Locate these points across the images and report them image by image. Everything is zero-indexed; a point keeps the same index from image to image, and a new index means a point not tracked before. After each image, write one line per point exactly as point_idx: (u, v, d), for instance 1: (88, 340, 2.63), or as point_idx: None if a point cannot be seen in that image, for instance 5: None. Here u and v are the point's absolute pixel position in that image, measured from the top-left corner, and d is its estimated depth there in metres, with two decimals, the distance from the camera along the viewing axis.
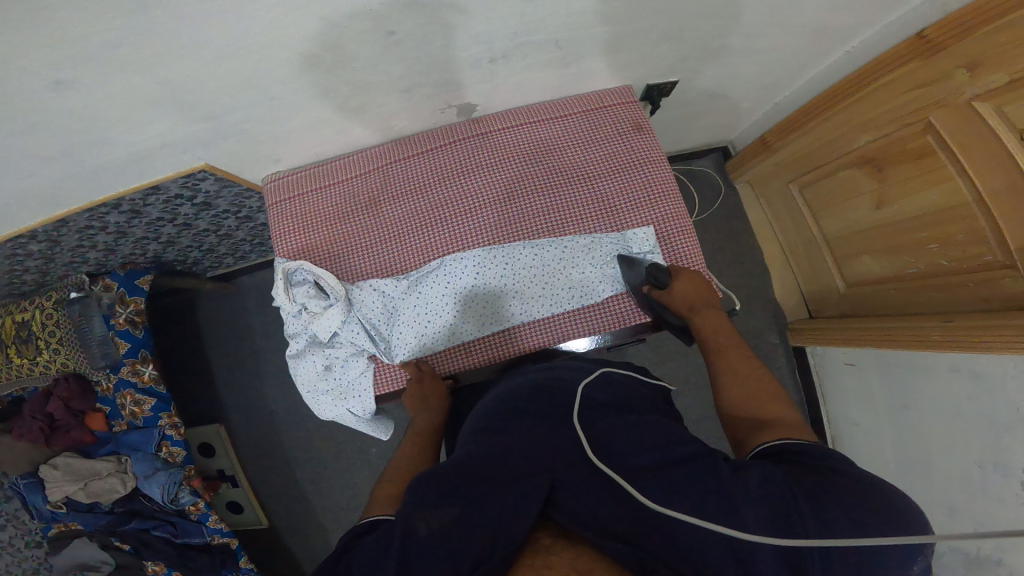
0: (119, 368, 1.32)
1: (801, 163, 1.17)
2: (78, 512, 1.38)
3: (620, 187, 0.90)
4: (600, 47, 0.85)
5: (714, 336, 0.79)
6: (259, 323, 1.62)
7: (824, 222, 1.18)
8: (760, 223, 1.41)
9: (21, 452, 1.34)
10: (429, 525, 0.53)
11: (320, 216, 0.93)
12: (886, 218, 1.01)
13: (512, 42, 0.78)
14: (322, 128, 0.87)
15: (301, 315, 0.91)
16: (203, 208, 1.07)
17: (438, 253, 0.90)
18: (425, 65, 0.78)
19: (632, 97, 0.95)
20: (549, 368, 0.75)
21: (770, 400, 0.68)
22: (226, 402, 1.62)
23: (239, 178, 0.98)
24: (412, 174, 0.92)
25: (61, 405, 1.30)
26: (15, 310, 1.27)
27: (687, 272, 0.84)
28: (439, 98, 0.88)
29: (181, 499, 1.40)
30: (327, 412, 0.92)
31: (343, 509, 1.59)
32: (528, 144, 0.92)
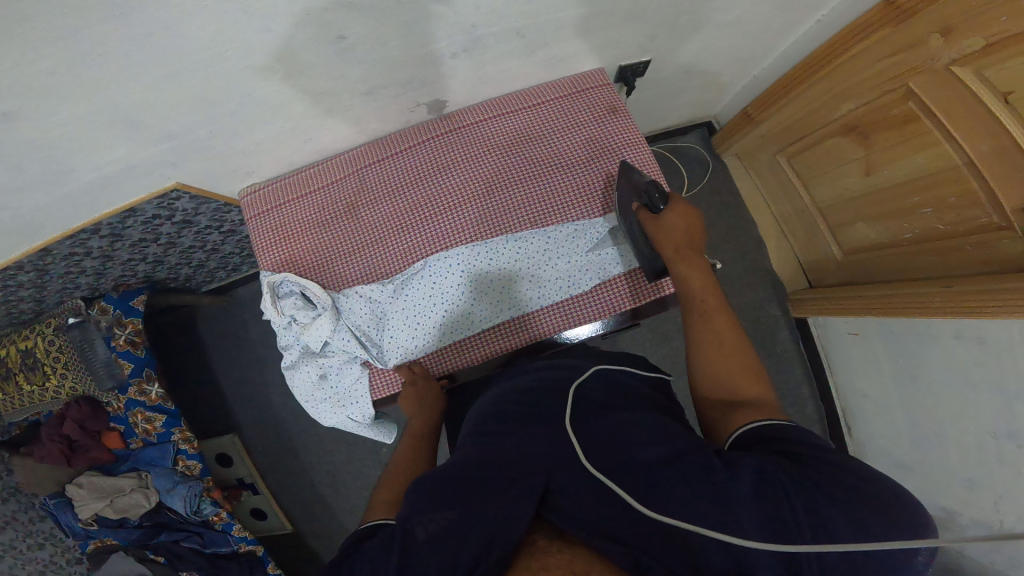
0: (127, 389, 1.32)
1: (788, 133, 1.13)
2: (109, 529, 1.38)
3: (599, 173, 0.87)
4: (563, 32, 0.82)
5: (699, 289, 0.74)
6: (258, 333, 1.62)
7: (817, 191, 1.15)
8: (754, 195, 1.38)
9: (47, 473, 1.34)
10: (428, 531, 0.52)
11: (298, 227, 0.92)
12: (878, 183, 0.97)
13: (471, 36, 0.76)
14: (287, 138, 0.85)
15: (291, 327, 0.90)
16: (184, 225, 1.06)
17: (419, 255, 0.88)
18: (384, 67, 0.76)
19: (606, 79, 0.92)
20: (541, 367, 0.73)
21: (746, 374, 0.66)
22: (234, 414, 1.63)
23: (214, 193, 0.97)
24: (387, 176, 0.91)
25: (77, 426, 1.29)
26: (18, 338, 1.27)
27: (683, 207, 0.79)
28: (405, 98, 0.86)
29: (203, 510, 1.41)
30: (328, 420, 0.92)
31: (360, 510, 1.60)
32: (503, 136, 0.89)
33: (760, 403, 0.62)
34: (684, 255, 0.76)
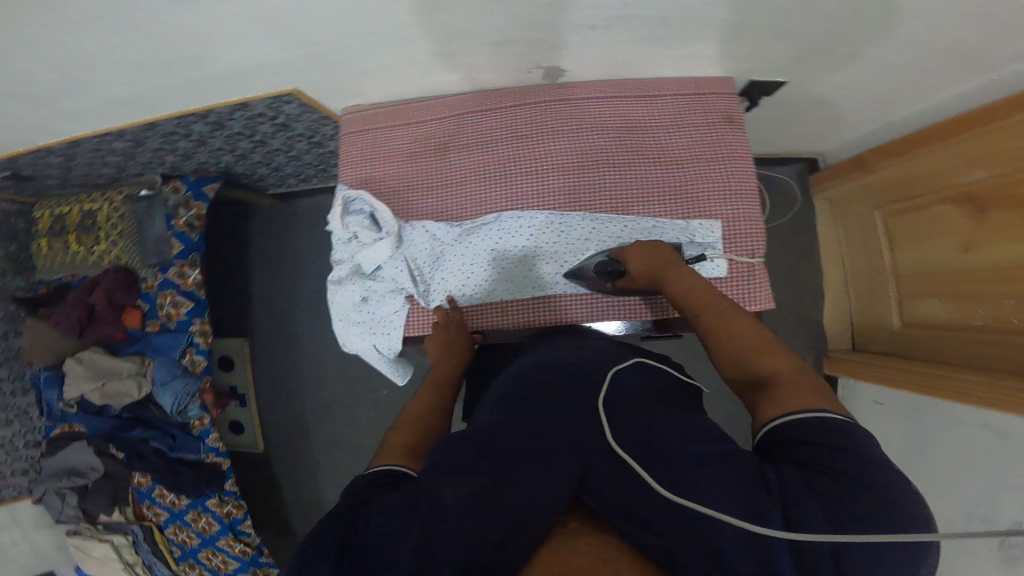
0: (167, 268, 1.36)
1: (897, 189, 1.11)
2: (87, 413, 1.38)
3: (696, 178, 0.87)
4: (709, 33, 0.81)
5: (684, 297, 0.76)
6: (304, 247, 1.64)
7: (901, 254, 1.14)
8: (829, 243, 1.37)
9: (52, 336, 1.34)
10: (455, 494, 0.53)
11: (388, 153, 0.94)
12: (970, 263, 0.96)
13: (619, 15, 0.76)
14: (409, 67, 0.86)
15: (350, 243, 0.94)
16: (280, 128, 1.08)
17: (495, 209, 0.89)
18: (527, 22, 0.76)
19: (731, 90, 0.91)
20: (572, 346, 0.76)
21: (765, 353, 0.65)
22: (258, 317, 1.66)
23: (321, 106, 0.99)
24: (487, 126, 0.91)
25: (105, 296, 1.31)
26: (83, 200, 1.36)
27: (636, 249, 0.82)
28: (530, 57, 0.86)
29: (191, 411, 1.38)
30: (355, 342, 0.98)
31: (346, 441, 1.63)
32: (610, 118, 0.90)
33: (783, 382, 0.61)
34: (659, 282, 0.79)
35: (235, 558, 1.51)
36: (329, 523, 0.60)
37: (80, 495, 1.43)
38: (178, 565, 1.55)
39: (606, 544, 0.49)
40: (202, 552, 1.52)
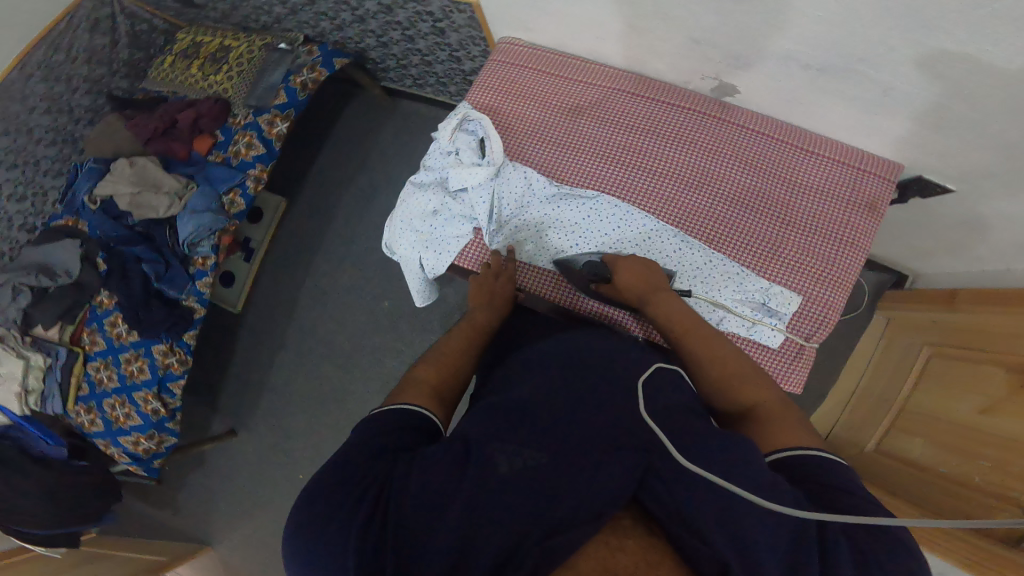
0: (261, 113, 1.39)
1: (962, 337, 1.05)
2: (104, 216, 1.36)
3: (800, 246, 0.89)
4: (889, 117, 0.82)
5: (671, 322, 0.82)
6: (384, 143, 1.63)
7: (918, 393, 1.12)
8: (863, 352, 1.35)
9: (120, 137, 1.42)
10: (510, 468, 0.58)
11: (530, 94, 1.00)
12: (977, 427, 0.93)
13: (836, 64, 0.76)
14: (603, 17, 0.91)
15: (447, 156, 0.98)
16: (437, 32, 1.22)
17: (599, 187, 0.95)
18: (738, 32, 0.79)
19: (894, 177, 0.90)
20: (604, 338, 0.81)
21: (756, 385, 0.71)
22: (310, 186, 1.66)
23: (486, 28, 1.12)
24: (627, 111, 0.97)
25: (193, 118, 1.40)
26: (226, 37, 1.48)
27: (627, 264, 0.87)
28: (714, 64, 0.90)
29: (199, 248, 1.37)
30: (405, 248, 1.01)
31: (325, 335, 1.62)
32: (745, 154, 0.93)
33: (769, 414, 0.67)
34: (650, 302, 0.84)
35: (141, 416, 1.35)
36: (361, 444, 0.64)
37: (34, 298, 1.35)
38: (75, 408, 1.35)
39: (632, 549, 0.52)
40: (111, 399, 1.35)
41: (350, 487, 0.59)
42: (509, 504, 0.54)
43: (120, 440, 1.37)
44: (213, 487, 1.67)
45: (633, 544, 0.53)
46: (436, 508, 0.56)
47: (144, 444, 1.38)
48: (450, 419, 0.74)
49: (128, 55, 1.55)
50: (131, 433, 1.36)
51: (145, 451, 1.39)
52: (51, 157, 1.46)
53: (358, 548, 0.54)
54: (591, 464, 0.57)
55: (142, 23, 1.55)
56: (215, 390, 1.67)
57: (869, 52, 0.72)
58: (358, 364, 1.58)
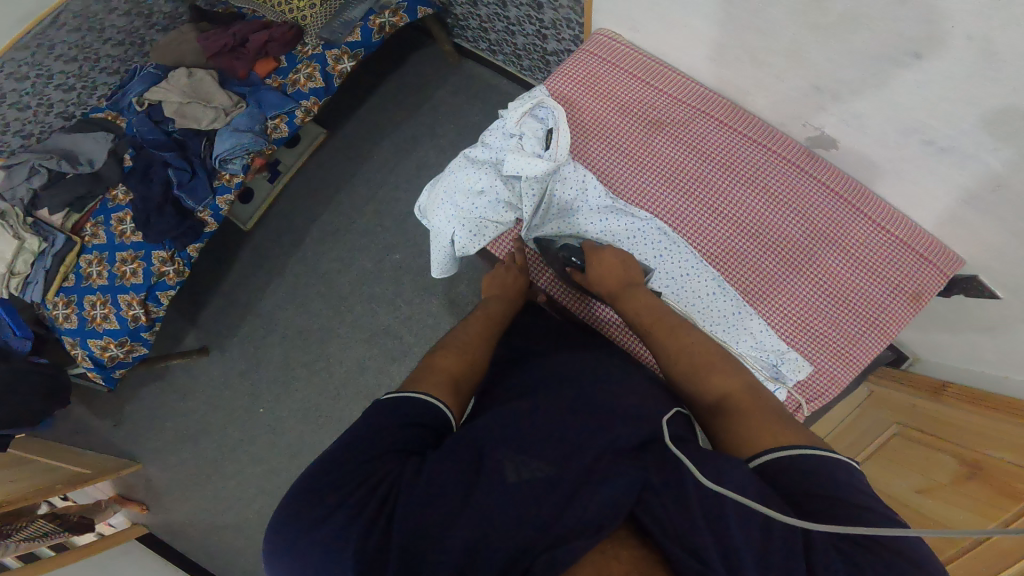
0: (331, 47, 1.32)
1: (931, 421, 1.06)
2: (146, 118, 1.32)
3: (829, 318, 0.88)
4: (979, 213, 0.78)
5: (639, 316, 0.83)
6: (439, 98, 1.58)
7: (869, 463, 1.16)
8: (828, 420, 1.33)
9: (188, 47, 1.36)
10: (519, 477, 0.59)
11: (610, 93, 0.96)
12: (915, 507, 0.97)
13: (963, 146, 0.70)
14: (716, 38, 0.84)
15: (510, 138, 0.96)
16: (534, 6, 1.15)
17: (651, 209, 0.94)
18: (870, 89, 0.72)
19: (951, 273, 0.87)
20: (614, 368, 0.79)
21: (720, 373, 0.72)
22: (349, 124, 1.61)
23: (590, 17, 1.03)
24: (703, 137, 0.93)
25: (263, 40, 1.33)
26: None
27: (599, 257, 0.88)
28: (818, 113, 0.84)
29: (229, 165, 1.32)
30: (440, 220, 0.98)
31: (328, 275, 1.59)
32: (809, 211, 0.89)
33: (741, 405, 0.67)
34: (618, 297, 0.86)
35: (119, 321, 1.31)
36: (378, 415, 0.66)
37: (49, 182, 1.32)
38: (53, 298, 1.31)
39: (627, 560, 0.53)
40: (93, 296, 1.31)
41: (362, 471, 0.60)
42: (508, 506, 0.56)
43: (88, 341, 1.32)
44: (174, 403, 1.64)
45: (630, 554, 0.53)
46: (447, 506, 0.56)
47: (112, 350, 1.33)
48: (462, 414, 0.74)
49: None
50: (102, 337, 1.31)
51: (111, 358, 1.33)
52: (113, 56, 1.39)
53: (358, 544, 0.54)
54: (600, 494, 0.56)
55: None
56: (201, 300, 1.64)
57: (1002, 148, 0.66)
58: (352, 309, 1.57)
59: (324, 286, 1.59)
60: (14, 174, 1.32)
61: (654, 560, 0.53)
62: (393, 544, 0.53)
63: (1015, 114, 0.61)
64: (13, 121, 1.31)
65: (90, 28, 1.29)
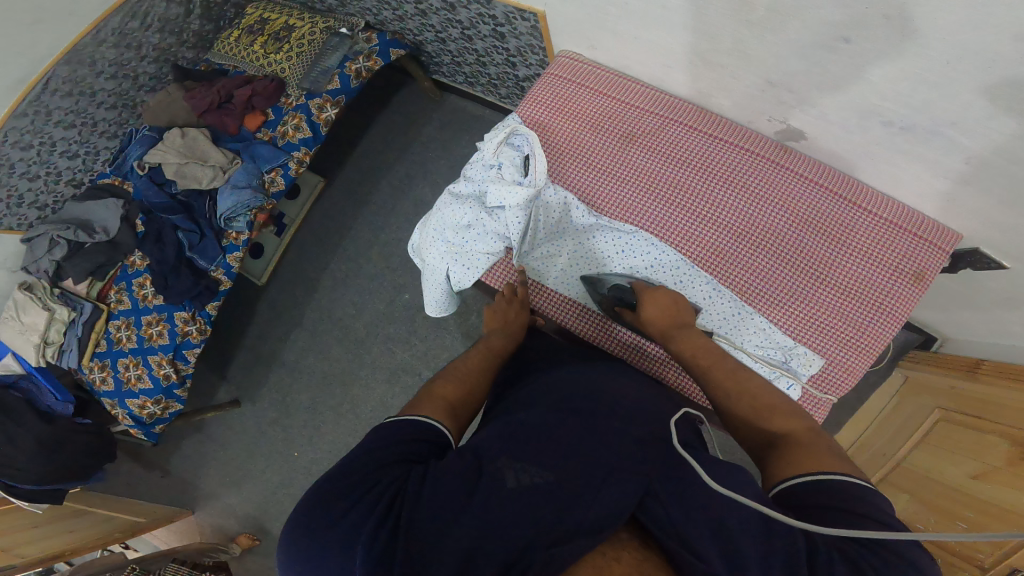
0: (313, 96, 1.39)
1: (971, 403, 1.00)
2: (150, 181, 1.39)
3: (833, 309, 0.86)
4: (966, 184, 0.77)
5: (691, 355, 0.78)
6: (428, 135, 1.63)
7: (916, 452, 1.09)
8: (869, 409, 1.30)
9: (176, 105, 1.43)
10: (519, 483, 0.57)
11: (581, 113, 0.96)
12: (973, 494, 0.90)
13: (923, 124, 0.71)
14: (669, 51, 0.87)
15: (489, 170, 0.96)
16: (496, 36, 1.16)
17: (636, 222, 0.93)
18: (824, 81, 0.74)
19: (950, 248, 0.84)
20: (614, 377, 0.78)
21: (779, 413, 0.67)
22: (344, 169, 1.66)
23: (547, 38, 1.06)
24: (677, 144, 0.93)
25: (247, 95, 1.39)
26: (295, 17, 1.46)
27: (652, 295, 0.84)
28: (785, 109, 0.85)
29: (234, 223, 1.37)
30: (432, 257, 0.99)
31: (339, 318, 1.62)
32: (795, 205, 0.88)
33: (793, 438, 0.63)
34: (670, 335, 0.81)
35: (152, 380, 1.36)
36: (386, 445, 0.63)
37: (69, 251, 1.37)
38: (88, 363, 1.36)
39: (627, 561, 0.51)
40: (126, 359, 1.36)
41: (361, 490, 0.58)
42: (515, 518, 0.54)
43: (127, 402, 1.37)
44: (200, 460, 1.66)
45: (630, 557, 0.51)
46: (445, 517, 0.55)
47: (150, 408, 1.37)
48: (461, 433, 0.73)
49: (198, 26, 1.54)
50: (139, 396, 1.36)
51: (150, 415, 1.38)
52: (109, 120, 1.48)
53: (365, 552, 0.52)
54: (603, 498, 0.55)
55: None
56: (221, 357, 1.67)
57: (967, 122, 0.66)
58: (370, 352, 1.58)
59: (336, 329, 1.62)
60: (35, 247, 1.37)
61: (657, 564, 0.51)
62: (400, 552, 0.52)
63: (961, 84, 0.62)
64: (26, 194, 1.39)
65: (81, 91, 1.38)
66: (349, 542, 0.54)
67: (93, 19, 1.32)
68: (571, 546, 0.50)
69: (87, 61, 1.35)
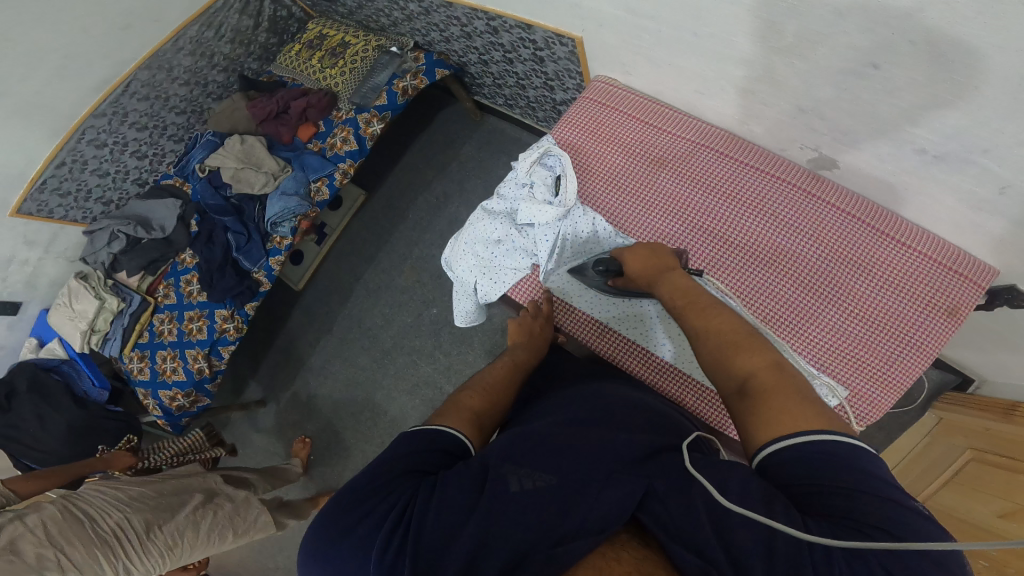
0: (361, 111, 1.47)
1: (1004, 443, 0.96)
2: (207, 184, 1.48)
3: (860, 341, 0.84)
4: (1000, 217, 0.76)
5: (674, 299, 0.77)
6: (467, 154, 1.70)
7: (945, 490, 1.05)
8: (900, 448, 1.25)
9: (239, 115, 1.54)
10: (521, 487, 0.58)
11: (614, 136, 1.00)
12: (999, 533, 0.87)
13: (954, 153, 0.71)
14: (702, 77, 0.90)
15: (522, 188, 0.99)
16: (535, 60, 1.21)
17: (663, 244, 0.94)
18: (853, 107, 0.75)
19: (988, 284, 0.82)
20: (625, 393, 0.79)
21: (751, 351, 0.63)
22: (385, 185, 1.74)
23: (584, 63, 1.10)
24: (708, 170, 0.94)
25: (303, 107, 1.49)
26: (350, 35, 1.57)
27: (631, 251, 0.85)
28: (816, 136, 0.86)
29: (280, 227, 1.45)
30: (462, 269, 1.03)
31: (369, 326, 1.67)
32: (826, 235, 0.88)
33: (767, 384, 0.59)
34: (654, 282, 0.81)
35: (186, 373, 1.43)
36: (404, 454, 0.64)
37: (126, 246, 1.47)
38: (129, 353, 1.44)
39: (626, 561, 0.52)
40: (164, 351, 1.43)
41: (370, 484, 0.61)
42: (524, 518, 0.55)
43: (159, 392, 1.43)
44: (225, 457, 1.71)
45: (629, 557, 0.53)
46: (455, 523, 0.56)
47: (180, 400, 1.43)
48: (483, 445, 0.74)
49: (265, 39, 1.65)
50: (171, 388, 1.43)
51: (178, 407, 1.44)
52: (179, 124, 1.61)
53: (378, 558, 0.54)
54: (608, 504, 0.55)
55: (283, 9, 1.64)
56: (255, 358, 1.74)
57: (998, 149, 0.66)
58: (395, 361, 1.62)
59: (365, 336, 1.67)
60: (95, 240, 1.49)
61: (655, 563, 0.52)
62: (411, 550, 0.53)
63: (989, 110, 0.63)
64: (94, 189, 1.50)
65: (157, 96, 1.50)
66: (362, 548, 0.56)
67: (173, 27, 1.44)
68: (574, 545, 0.52)
69: (166, 67, 1.48)
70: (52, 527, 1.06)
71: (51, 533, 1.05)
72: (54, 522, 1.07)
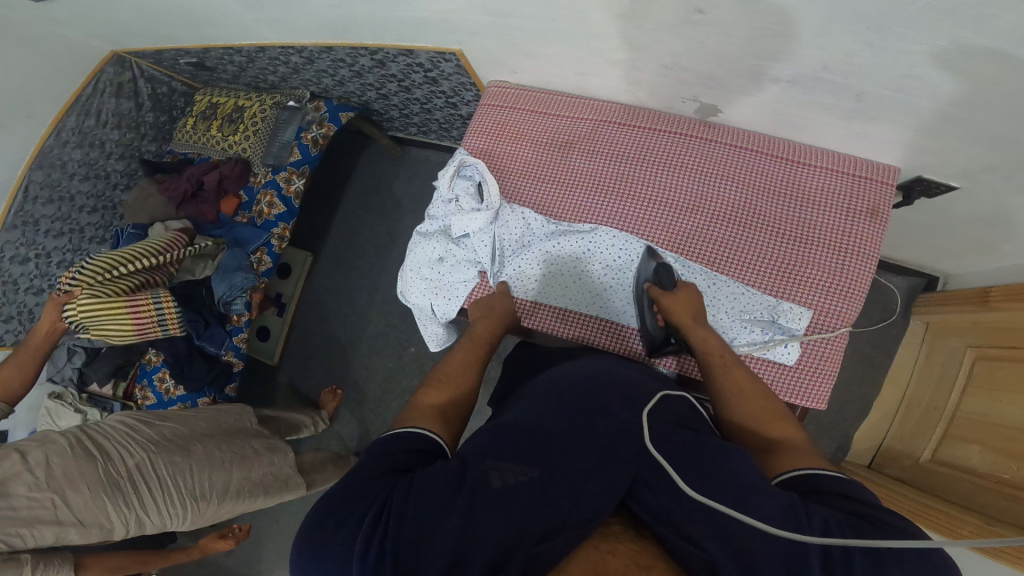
0: (279, 171, 1.49)
1: (1001, 336, 0.98)
2: None
3: (803, 260, 0.86)
4: (873, 117, 0.79)
5: (715, 350, 0.79)
6: (401, 189, 1.71)
7: (966, 399, 1.02)
8: (900, 364, 1.26)
9: (155, 201, 1.54)
10: (503, 483, 0.56)
11: (520, 133, 1.02)
12: None
13: (804, 74, 0.75)
14: (574, 58, 0.93)
15: (449, 204, 1.00)
16: (430, 82, 1.24)
17: (595, 219, 0.95)
18: (706, 54, 0.78)
19: (894, 181, 0.85)
20: (593, 362, 0.78)
21: (774, 425, 0.71)
22: (332, 239, 1.74)
23: (473, 73, 1.13)
24: (616, 141, 0.97)
25: (217, 180, 1.50)
26: (242, 97, 1.57)
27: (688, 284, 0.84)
28: (691, 87, 0.89)
29: (233, 305, 1.44)
30: (415, 296, 1.04)
31: (353, 380, 1.64)
32: (740, 172, 0.90)
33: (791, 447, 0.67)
34: (701, 324, 0.81)
35: None
36: (377, 462, 0.62)
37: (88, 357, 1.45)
38: None
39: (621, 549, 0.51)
40: None
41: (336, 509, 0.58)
42: (507, 513, 0.54)
43: None
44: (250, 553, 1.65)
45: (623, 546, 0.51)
46: (430, 525, 0.53)
47: None
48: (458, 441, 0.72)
49: (153, 118, 1.65)
50: None
51: None
52: (95, 223, 1.58)
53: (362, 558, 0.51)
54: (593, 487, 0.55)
55: (162, 85, 1.64)
56: None
57: (833, 61, 0.70)
58: (388, 408, 1.59)
59: (352, 391, 1.64)
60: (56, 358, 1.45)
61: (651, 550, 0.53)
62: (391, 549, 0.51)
63: (807, 29, 0.66)
64: (36, 308, 1.51)
65: (60, 197, 1.50)
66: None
67: (51, 122, 1.46)
68: (556, 540, 0.51)
69: (58, 165, 1.48)
70: (59, 464, 1.05)
71: (56, 471, 1.04)
72: (63, 458, 1.06)
